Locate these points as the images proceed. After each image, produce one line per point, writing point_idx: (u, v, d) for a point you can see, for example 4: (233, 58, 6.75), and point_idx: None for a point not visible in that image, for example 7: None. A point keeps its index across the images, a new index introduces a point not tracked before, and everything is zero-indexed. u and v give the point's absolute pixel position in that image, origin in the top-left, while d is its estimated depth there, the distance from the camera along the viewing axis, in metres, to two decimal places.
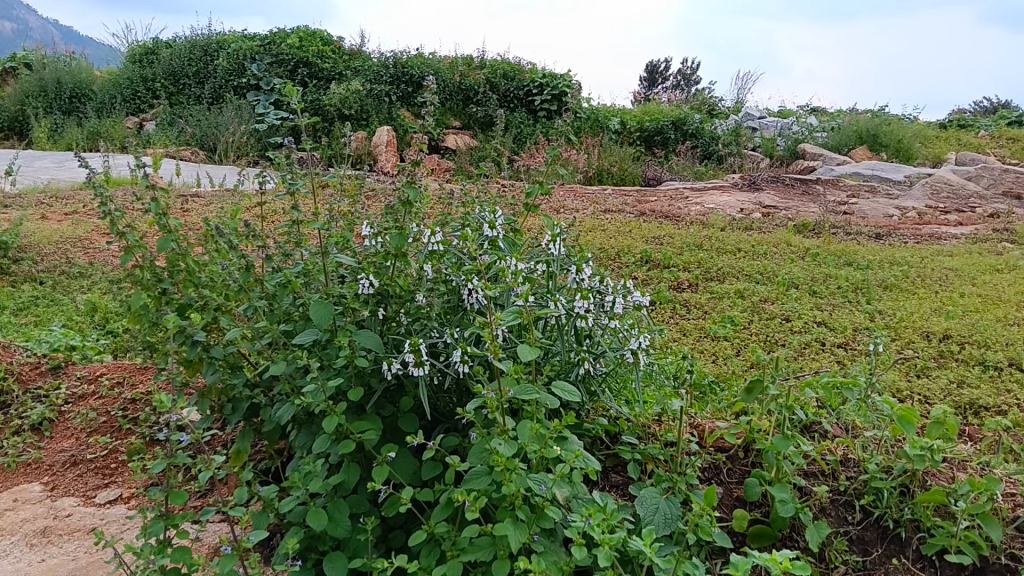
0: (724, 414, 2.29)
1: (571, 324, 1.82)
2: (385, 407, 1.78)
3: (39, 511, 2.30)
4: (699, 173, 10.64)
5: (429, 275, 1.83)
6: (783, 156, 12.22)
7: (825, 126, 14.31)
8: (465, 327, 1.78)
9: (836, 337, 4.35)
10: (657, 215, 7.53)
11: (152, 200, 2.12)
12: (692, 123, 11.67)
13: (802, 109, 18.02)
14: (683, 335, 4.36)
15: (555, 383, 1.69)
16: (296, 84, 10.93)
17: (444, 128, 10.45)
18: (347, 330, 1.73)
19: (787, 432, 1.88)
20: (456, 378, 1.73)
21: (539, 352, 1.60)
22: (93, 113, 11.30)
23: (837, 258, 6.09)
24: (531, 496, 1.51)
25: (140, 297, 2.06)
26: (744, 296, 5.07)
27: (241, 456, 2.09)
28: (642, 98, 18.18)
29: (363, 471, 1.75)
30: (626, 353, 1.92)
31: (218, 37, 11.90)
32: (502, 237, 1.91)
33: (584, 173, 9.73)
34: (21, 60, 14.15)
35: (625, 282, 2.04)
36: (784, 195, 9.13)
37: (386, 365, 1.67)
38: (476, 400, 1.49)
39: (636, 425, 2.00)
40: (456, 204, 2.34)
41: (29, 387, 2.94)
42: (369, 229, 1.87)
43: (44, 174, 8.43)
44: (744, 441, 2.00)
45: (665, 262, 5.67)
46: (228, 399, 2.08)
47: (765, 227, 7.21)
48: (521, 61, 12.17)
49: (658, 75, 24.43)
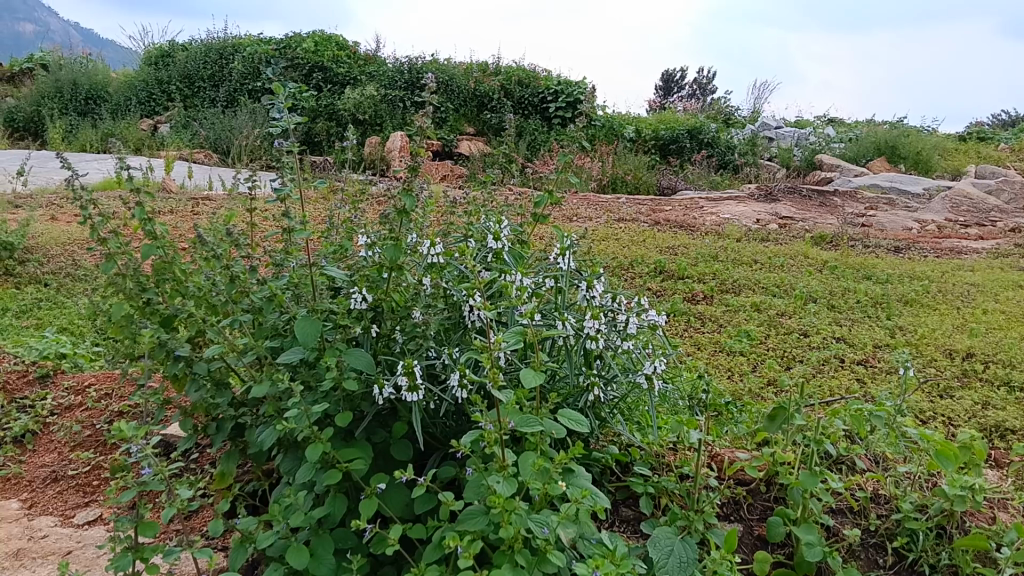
0: (744, 441, 2.14)
1: (581, 345, 1.68)
2: (376, 434, 1.64)
3: (14, 530, 2.17)
4: (715, 183, 10.48)
5: (427, 289, 1.68)
6: (800, 166, 12.04)
7: (843, 136, 14.11)
8: (465, 348, 1.64)
9: (856, 353, 4.18)
10: (671, 225, 7.38)
11: (137, 204, 2.00)
12: (708, 132, 11.50)
13: (819, 120, 17.81)
14: (697, 349, 4.20)
15: (561, 412, 1.54)
16: (311, 88, 10.83)
17: (458, 134, 10.35)
18: (335, 349, 1.59)
19: (815, 467, 1.72)
20: (454, 403, 1.59)
21: (544, 378, 1.45)
22: (108, 116, 11.26)
23: (856, 271, 5.92)
24: (532, 539, 1.36)
25: (120, 305, 1.93)
26: (760, 309, 4.91)
27: (225, 479, 1.95)
28: (657, 106, 18.03)
29: (351, 502, 1.62)
30: (639, 378, 1.77)
31: (234, 40, 11.84)
32: (507, 249, 1.77)
33: (598, 181, 9.58)
34: (39, 61, 14.12)
35: (638, 299, 1.90)
36: (801, 206, 8.95)
37: (377, 389, 1.53)
38: (472, 433, 1.34)
39: (649, 455, 1.85)
40: (458, 212, 2.20)
41: (14, 397, 2.82)
42: (363, 238, 1.73)
43: (56, 175, 8.35)
44: (766, 473, 1.85)
45: (679, 273, 5.51)
46: (213, 418, 1.94)
47: (781, 239, 7.04)
48: (536, 68, 12.04)
49: (674, 84, 24.27)
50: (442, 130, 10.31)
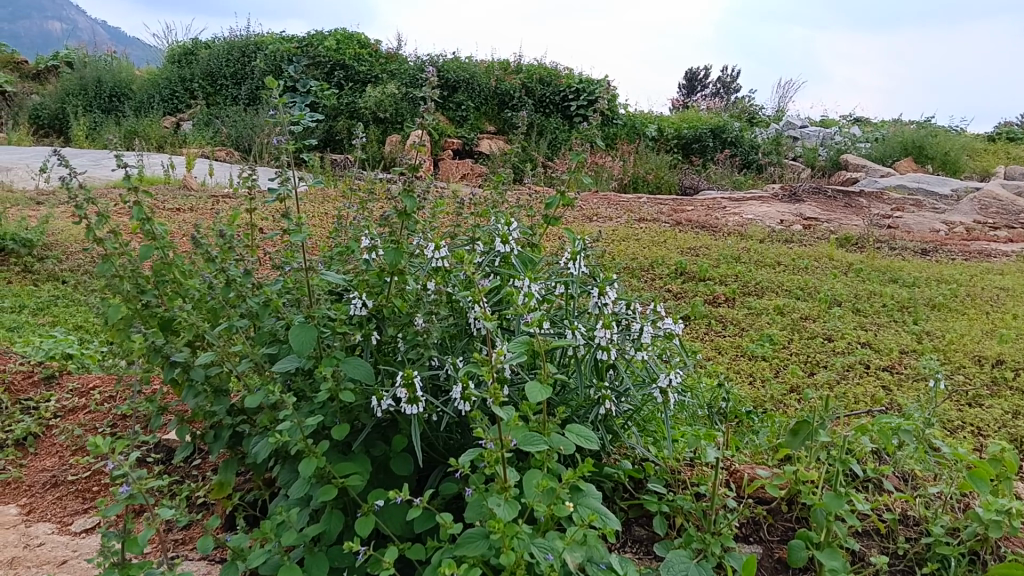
0: (765, 457, 2.04)
1: (591, 356, 1.59)
2: (374, 446, 1.57)
3: (10, 537, 2.11)
4: (738, 183, 10.33)
5: (430, 295, 1.60)
6: (825, 167, 11.85)
7: (870, 136, 13.88)
8: (469, 358, 1.56)
9: (882, 359, 4.05)
10: (693, 225, 7.26)
11: (134, 203, 1.92)
12: (732, 131, 11.34)
13: (845, 120, 17.56)
14: (718, 353, 4.09)
15: (569, 427, 1.45)
16: (332, 86, 10.77)
17: (479, 133, 10.28)
18: (332, 358, 1.52)
19: (841, 486, 1.62)
20: (456, 416, 1.51)
21: (550, 391, 1.37)
22: (131, 113, 11.29)
23: (882, 274, 5.77)
24: (535, 564, 1.27)
25: (117, 308, 1.86)
26: (783, 312, 4.78)
27: (223, 489, 1.89)
28: (680, 105, 17.83)
29: (349, 518, 1.54)
30: (654, 390, 1.68)
31: (257, 38, 11.82)
32: (515, 253, 1.69)
33: (619, 181, 9.47)
34: (64, 59, 14.17)
35: (653, 306, 1.81)
36: (826, 207, 8.78)
37: (375, 401, 1.45)
38: (473, 450, 1.25)
39: (663, 471, 1.76)
40: (468, 214, 2.12)
41: (19, 398, 2.77)
42: (364, 241, 1.66)
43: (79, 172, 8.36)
44: (787, 492, 1.75)
45: (700, 275, 5.40)
46: (211, 427, 1.88)
47: (806, 240, 6.90)
48: (557, 66, 11.93)
49: (698, 83, 24.05)
50: (462, 128, 10.24)
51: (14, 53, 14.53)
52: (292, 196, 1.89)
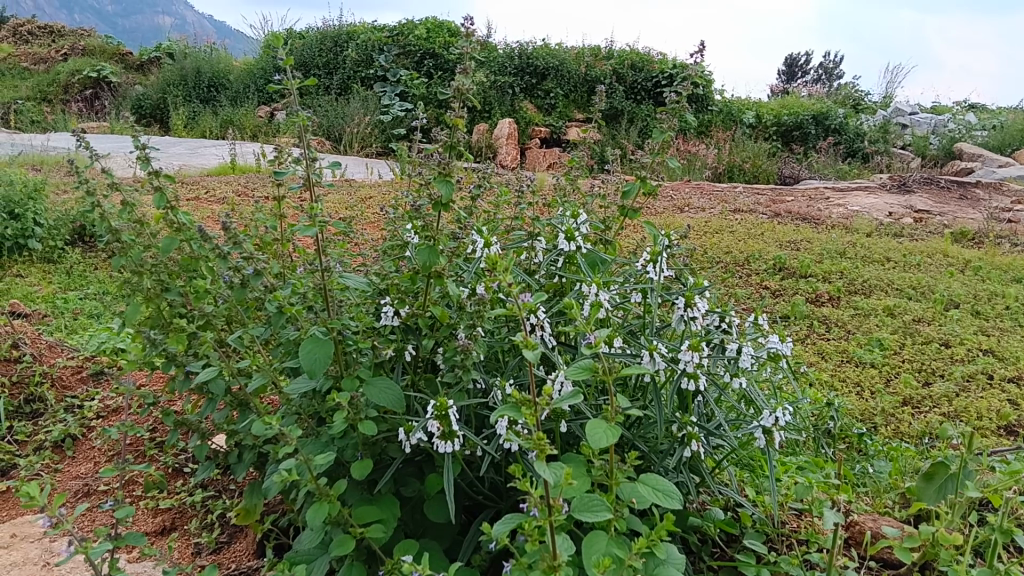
0: (889, 505, 1.66)
1: (674, 385, 1.28)
2: (406, 485, 1.30)
3: (31, 553, 1.89)
4: (842, 173, 9.70)
5: (476, 302, 1.32)
6: (936, 155, 11.03)
7: (987, 123, 12.91)
8: (522, 382, 1.28)
9: (1008, 369, 3.55)
10: (794, 218, 6.75)
11: (156, 189, 1.66)
12: (836, 118, 10.66)
13: (959, 107, 16.45)
14: (822, 359, 3.67)
15: (646, 478, 1.14)
16: (422, 76, 10.53)
17: (568, 122, 9.95)
18: (353, 380, 1.25)
19: (1000, 562, 1.26)
20: (501, 455, 1.24)
21: (618, 433, 1.05)
22: (228, 103, 11.40)
23: (1004, 273, 5.18)
24: None
25: (137, 308, 1.61)
26: (894, 314, 4.30)
27: (250, 514, 1.64)
28: (780, 91, 17.00)
29: (373, 570, 1.28)
30: (756, 433, 1.34)
31: (348, 28, 11.39)
32: (580, 255, 1.42)
33: (713, 170, 8.99)
34: (166, 50, 14.35)
35: (754, 318, 1.49)
36: (939, 198, 8.10)
37: (403, 434, 1.18)
38: (519, 517, 0.95)
39: (763, 523, 1.44)
40: (530, 205, 1.83)
41: (65, 395, 2.61)
42: (402, 241, 1.41)
43: (176, 157, 8.30)
44: (921, 557, 1.38)
45: (801, 271, 4.94)
46: (234, 445, 1.63)
47: (917, 235, 6.32)
48: (651, 51, 11.40)
49: (798, 68, 22.97)
50: (550, 117, 9.92)
51: (120, 46, 14.83)
52: (321, 183, 1.64)
